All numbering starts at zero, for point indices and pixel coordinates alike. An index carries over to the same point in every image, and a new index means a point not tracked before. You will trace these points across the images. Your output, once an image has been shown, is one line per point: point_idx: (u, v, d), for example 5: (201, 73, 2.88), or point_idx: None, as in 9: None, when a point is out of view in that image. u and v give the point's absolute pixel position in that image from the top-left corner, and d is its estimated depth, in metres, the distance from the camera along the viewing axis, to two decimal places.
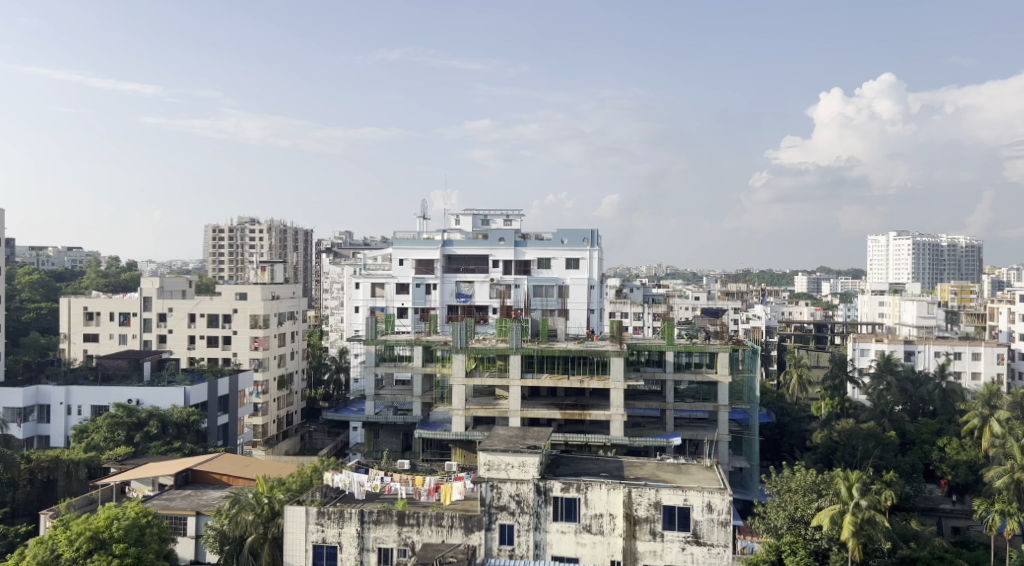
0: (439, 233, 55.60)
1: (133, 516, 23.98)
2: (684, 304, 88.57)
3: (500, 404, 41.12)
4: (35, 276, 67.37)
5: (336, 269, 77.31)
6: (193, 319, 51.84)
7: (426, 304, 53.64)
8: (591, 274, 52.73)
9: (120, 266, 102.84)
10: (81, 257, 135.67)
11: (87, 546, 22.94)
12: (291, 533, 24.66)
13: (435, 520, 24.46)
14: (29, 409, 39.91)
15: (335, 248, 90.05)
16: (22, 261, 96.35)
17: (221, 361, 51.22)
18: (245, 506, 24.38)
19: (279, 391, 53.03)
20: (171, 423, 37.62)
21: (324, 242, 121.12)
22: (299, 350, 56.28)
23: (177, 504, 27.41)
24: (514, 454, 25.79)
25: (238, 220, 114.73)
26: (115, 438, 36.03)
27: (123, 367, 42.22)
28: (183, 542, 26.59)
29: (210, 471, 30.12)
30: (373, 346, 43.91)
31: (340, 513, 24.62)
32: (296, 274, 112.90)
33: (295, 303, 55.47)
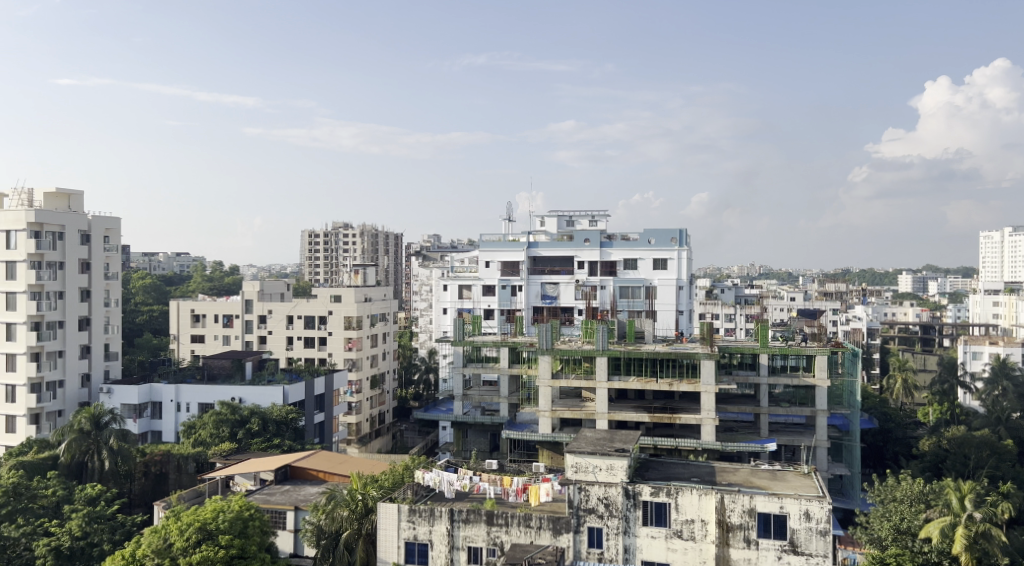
0: (525, 235, 55.94)
1: (237, 509, 25.19)
2: (780, 305, 85.96)
3: (587, 405, 41.05)
4: (148, 280, 71.67)
5: (426, 271, 78.85)
6: (291, 321, 53.93)
7: (512, 305, 54.08)
8: (680, 275, 51.82)
9: (225, 271, 108.36)
10: (190, 262, 143.62)
11: (197, 536, 24.22)
12: (383, 530, 25.33)
13: (523, 521, 24.60)
14: (144, 406, 42.51)
15: (423, 251, 91.87)
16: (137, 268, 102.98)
17: (317, 361, 53.11)
18: (340, 502, 25.34)
19: (371, 390, 54.54)
20: (271, 421, 39.14)
21: (414, 245, 123.81)
22: (390, 350, 57.66)
23: (277, 499, 28.61)
24: (602, 457, 25.67)
25: (332, 225, 118.66)
26: (220, 434, 37.93)
27: (226, 367, 44.40)
28: (284, 536, 27.71)
29: (307, 467, 31.28)
30: (460, 346, 44.56)
31: (430, 512, 25.08)
32: (387, 277, 115.86)
33: (386, 305, 56.90)
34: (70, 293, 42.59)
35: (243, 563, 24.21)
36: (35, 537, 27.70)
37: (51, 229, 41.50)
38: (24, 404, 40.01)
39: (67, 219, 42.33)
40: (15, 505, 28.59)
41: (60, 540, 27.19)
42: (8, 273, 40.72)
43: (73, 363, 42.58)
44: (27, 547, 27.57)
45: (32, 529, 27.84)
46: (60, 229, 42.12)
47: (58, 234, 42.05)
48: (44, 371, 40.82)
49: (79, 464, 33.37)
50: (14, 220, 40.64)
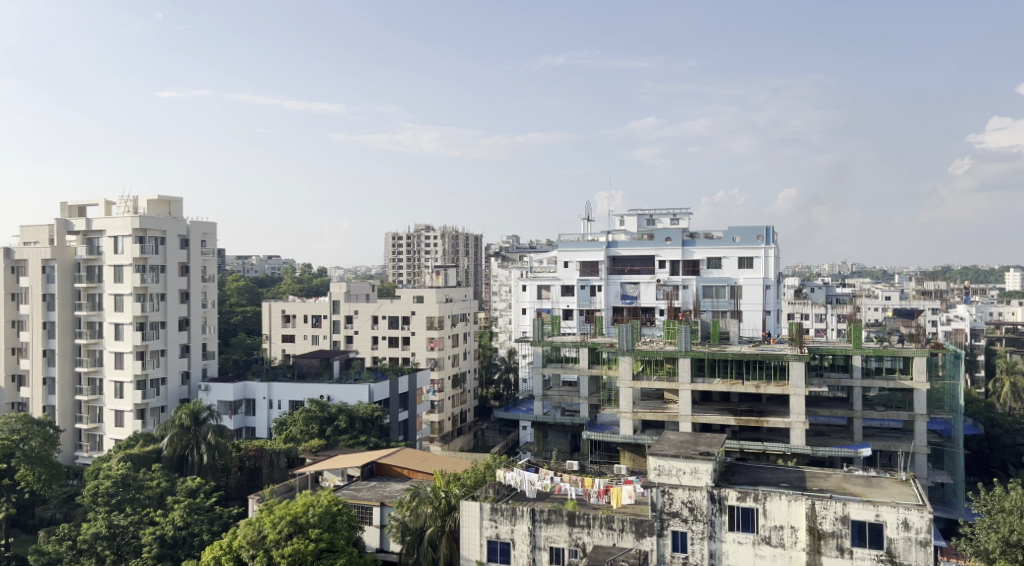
0: (605, 234, 55.54)
1: (326, 504, 26.04)
2: (874, 305, 82.76)
3: (670, 407, 40.13)
4: (241, 283, 74.77)
5: (505, 272, 79.16)
6: (376, 321, 55.24)
7: (591, 306, 53.84)
8: (767, 274, 50.33)
9: (313, 273, 111.91)
10: (281, 265, 149.10)
11: (288, 530, 25.09)
12: (466, 528, 25.63)
13: (605, 523, 24.37)
14: (238, 403, 44.50)
15: (502, 252, 92.50)
16: (230, 271, 107.60)
17: (401, 361, 54.20)
18: (424, 499, 25.88)
19: (453, 389, 55.38)
20: (357, 418, 40.18)
21: (494, 246, 124.93)
22: (471, 350, 58.31)
23: (363, 495, 29.35)
24: (686, 460, 25.17)
25: (414, 227, 120.93)
26: (310, 430, 39.10)
27: (314, 366, 45.86)
28: (370, 531, 28.40)
29: (392, 464, 31.94)
30: (540, 347, 44.69)
31: (512, 511, 25.22)
32: (468, 278, 117.35)
33: (466, 306, 57.58)
34: (171, 295, 44.85)
35: (332, 556, 25.01)
36: (141, 526, 29.34)
37: (154, 234, 43.86)
38: (131, 399, 42.43)
39: (168, 225, 44.62)
40: (123, 495, 30.65)
41: (164, 529, 28.69)
42: (116, 276, 43.30)
43: (174, 361, 44.85)
44: (134, 535, 29.20)
45: (139, 519, 29.52)
46: (162, 234, 44.44)
47: (160, 239, 44.39)
48: (149, 369, 43.18)
49: (180, 457, 35.01)
50: (121, 225, 43.20)
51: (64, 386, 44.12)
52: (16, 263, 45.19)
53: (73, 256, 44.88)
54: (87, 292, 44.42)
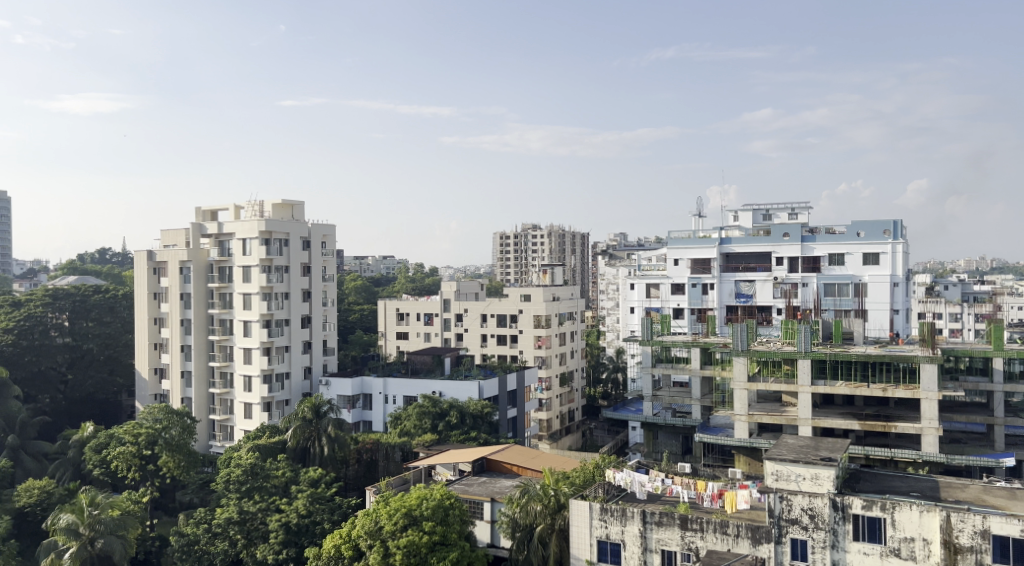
0: (717, 231, 53.94)
1: (438, 497, 26.60)
2: (1015, 304, 76.86)
3: (789, 410, 38.50)
4: (358, 282, 77.79)
5: (612, 270, 78.44)
6: (485, 319, 56.02)
7: (703, 304, 52.49)
8: (894, 270, 47.56)
9: (424, 271, 114.74)
10: (394, 265, 153.98)
11: (403, 521, 25.84)
12: (576, 527, 25.62)
13: (719, 527, 23.76)
14: (356, 398, 46.13)
15: (610, 250, 91.71)
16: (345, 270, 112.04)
17: (509, 358, 54.86)
18: (533, 497, 25.87)
19: (561, 387, 55.46)
20: (468, 414, 40.89)
21: (601, 245, 124.11)
22: (579, 349, 58.18)
23: (475, 490, 29.86)
24: (806, 466, 24.04)
25: (521, 226, 121.87)
26: (423, 425, 39.90)
27: (427, 362, 47.32)
28: (480, 526, 28.81)
29: (502, 461, 32.30)
30: (649, 346, 44.10)
31: (622, 512, 24.95)
32: (575, 276, 117.23)
33: (574, 304, 57.51)
34: (294, 294, 47.10)
35: (444, 549, 25.61)
36: (269, 513, 30.95)
37: (278, 236, 46.22)
38: (259, 393, 44.90)
39: (291, 227, 46.91)
40: (252, 483, 32.27)
41: (289, 517, 30.17)
42: (245, 276, 45.93)
43: (297, 357, 47.09)
44: (262, 521, 30.80)
45: (266, 506, 31.14)
46: (285, 237, 46.73)
47: (284, 241, 46.72)
48: (275, 364, 45.57)
49: (303, 449, 36.68)
50: (249, 229, 45.81)
51: (199, 379, 47.28)
52: (158, 264, 48.91)
53: (206, 258, 47.98)
54: (219, 291, 47.33)
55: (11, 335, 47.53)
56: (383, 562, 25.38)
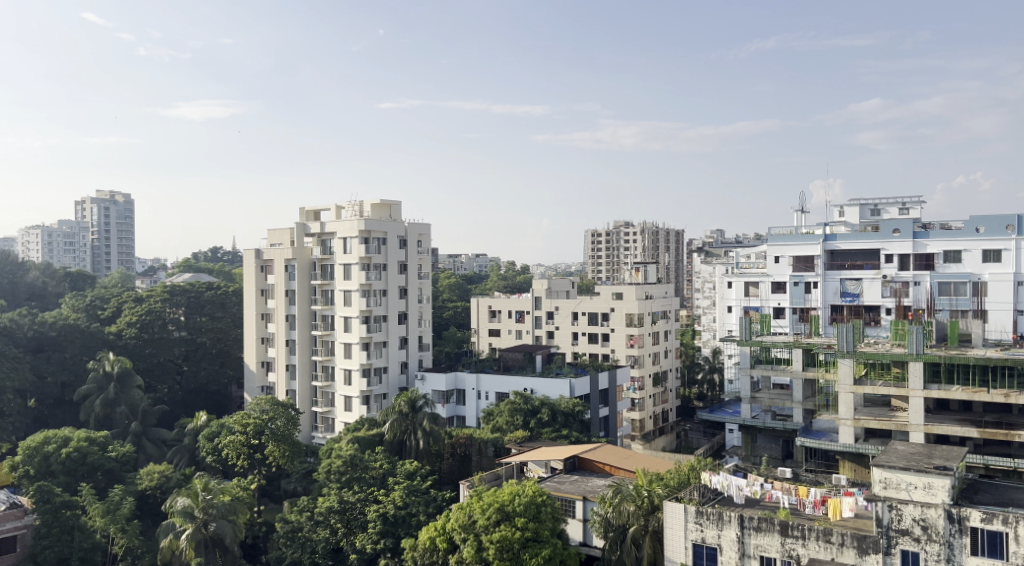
0: (821, 226, 51.70)
1: (530, 494, 26.59)
2: None
3: (899, 415, 36.52)
4: (452, 280, 79.23)
5: (709, 268, 76.51)
6: (577, 317, 55.78)
7: (805, 304, 50.52)
8: (1018, 269, 44.39)
9: (515, 269, 115.45)
10: (487, 263, 155.72)
11: (496, 516, 26.11)
12: (670, 529, 24.98)
13: (822, 535, 22.86)
14: (450, 393, 46.96)
15: (706, 247, 89.56)
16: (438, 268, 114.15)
17: (601, 357, 54.49)
18: (626, 497, 25.65)
19: (655, 387, 54.68)
20: (559, 412, 40.85)
21: (697, 242, 121.44)
22: (673, 348, 57.18)
23: (567, 488, 29.85)
24: (918, 474, 22.55)
25: (614, 224, 120.76)
26: (515, 421, 40.12)
27: (519, 359, 47.46)
28: (573, 524, 28.75)
29: (594, 460, 32.09)
30: (749, 346, 42.60)
31: (719, 515, 24.31)
32: (669, 274, 115.37)
33: (668, 303, 56.47)
34: (392, 291, 48.31)
35: (537, 546, 25.66)
36: (367, 503, 31.92)
37: (376, 235, 47.50)
38: (358, 386, 46.31)
39: (389, 226, 48.13)
40: (353, 473, 33.31)
41: (386, 508, 31.01)
42: (345, 274, 47.48)
43: (394, 353, 48.29)
44: (360, 511, 31.81)
45: (365, 496, 32.13)
46: (383, 236, 47.98)
47: (382, 240, 47.99)
48: (373, 359, 46.90)
49: (399, 442, 37.42)
50: (349, 228, 47.32)
51: (303, 372, 49.29)
52: (265, 262, 51.18)
53: (310, 256, 49.90)
54: (321, 289, 49.02)
55: (134, 328, 51.03)
56: (478, 555, 25.75)
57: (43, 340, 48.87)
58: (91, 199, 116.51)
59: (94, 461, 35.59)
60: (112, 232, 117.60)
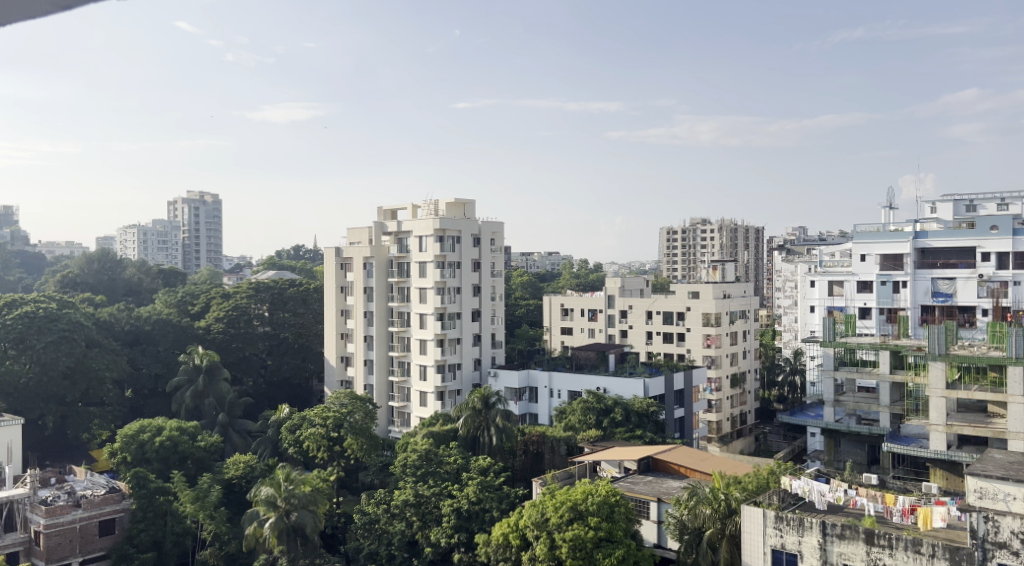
0: (911, 223, 49.46)
1: (603, 494, 26.40)
2: None
3: (995, 422, 34.54)
4: (525, 278, 79.53)
5: (790, 267, 74.20)
6: (651, 317, 55.17)
7: (893, 304, 48.44)
8: None
9: (589, 267, 114.81)
10: (560, 260, 155.49)
11: (569, 515, 26.03)
12: (747, 534, 24.28)
13: (911, 545, 21.75)
14: (523, 390, 47.12)
15: (788, 245, 86.85)
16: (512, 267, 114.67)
17: (676, 357, 53.63)
18: (702, 499, 25.16)
19: (732, 389, 53.47)
20: (633, 412, 40.33)
21: (777, 239, 118.07)
22: (752, 349, 55.79)
23: (641, 489, 29.47)
24: (1017, 485, 21.42)
25: (690, 221, 118.68)
26: (587, 421, 39.87)
27: (592, 358, 47.22)
28: (648, 525, 28.43)
29: (669, 462, 31.57)
30: (831, 348, 41.39)
31: (799, 521, 23.47)
32: (749, 272, 112.53)
33: (747, 303, 55.12)
34: (466, 289, 48.73)
35: (610, 546, 25.41)
36: (442, 497, 32.31)
37: (451, 233, 48.06)
38: (433, 382, 46.93)
39: (463, 225, 48.62)
40: (427, 468, 33.95)
41: (460, 503, 31.31)
42: (421, 272, 48.24)
43: (468, 350, 48.75)
44: (435, 505, 32.18)
45: (440, 491, 32.55)
46: (458, 234, 48.50)
47: (457, 238, 48.53)
48: (447, 355, 47.46)
49: (473, 438, 37.76)
50: (425, 227, 48.01)
51: (380, 367, 50.27)
52: (344, 260, 52.47)
53: (387, 254, 50.94)
54: (398, 286, 49.94)
55: (222, 324, 53.49)
56: (550, 553, 25.69)
57: (139, 333, 51.82)
58: (182, 199, 121.72)
59: (184, 449, 37.23)
60: (201, 231, 122.73)
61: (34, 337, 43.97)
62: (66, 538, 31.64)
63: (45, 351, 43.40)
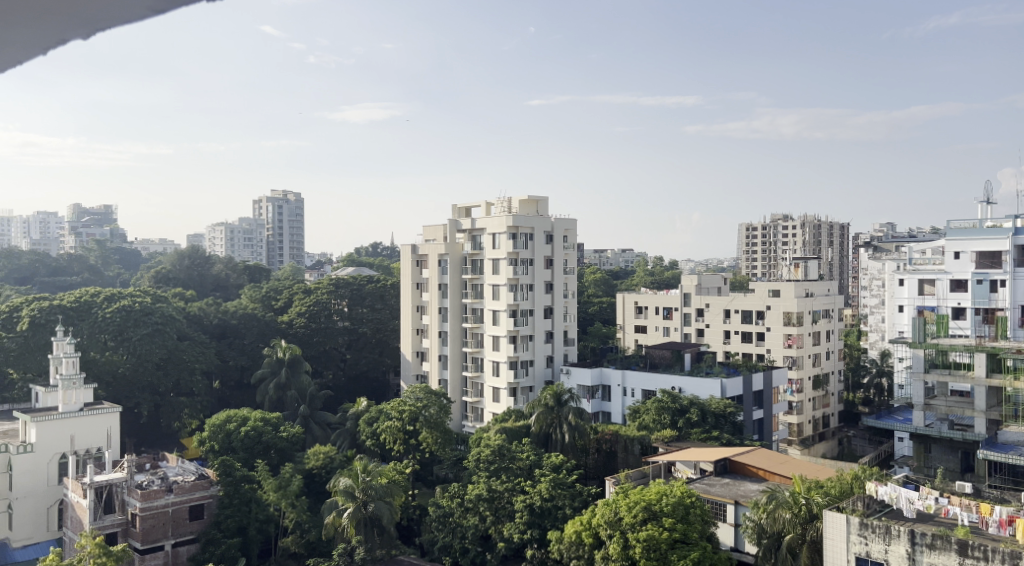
0: (1010, 219, 46.67)
1: (679, 495, 26.10)
2: None
3: None
4: (598, 275, 79.05)
5: (877, 265, 71.36)
6: (729, 315, 53.98)
7: (991, 303, 45.76)
8: None
9: (665, 265, 113.14)
10: (636, 258, 153.94)
11: (643, 515, 25.73)
12: (830, 540, 23.38)
13: (1007, 559, 20.52)
14: (596, 388, 46.77)
15: (874, 242, 83.44)
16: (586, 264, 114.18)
17: (755, 357, 52.31)
18: (782, 504, 24.52)
19: (815, 391, 51.84)
20: (709, 413, 39.58)
21: (864, 236, 113.65)
22: (836, 350, 53.85)
23: (717, 491, 28.89)
24: None
25: (771, 217, 115.51)
26: (662, 420, 39.33)
27: (667, 357, 46.50)
28: (724, 528, 27.85)
29: (747, 464, 30.87)
30: (921, 349, 39.69)
31: (886, 529, 22.51)
32: (832, 270, 108.72)
33: (831, 301, 53.22)
34: (538, 286, 48.69)
35: (685, 548, 24.92)
36: (514, 493, 32.42)
37: (524, 230, 48.18)
38: (506, 378, 47.18)
39: (536, 222, 48.59)
40: (501, 463, 34.16)
41: (533, 499, 31.32)
42: (494, 268, 48.54)
43: (540, 346, 48.67)
44: (508, 501, 32.31)
45: (512, 486, 32.66)
46: (530, 231, 48.55)
47: (529, 235, 48.57)
48: (520, 351, 47.56)
49: (546, 434, 37.74)
50: (499, 224, 48.24)
51: (454, 363, 50.87)
52: (420, 257, 53.23)
53: (461, 251, 51.48)
54: (471, 282, 50.37)
55: (303, 318, 55.24)
56: (624, 553, 25.40)
57: (225, 327, 53.92)
58: (268, 198, 125.93)
59: (268, 439, 38.51)
60: (284, 229, 127.01)
61: (131, 330, 46.24)
62: (159, 521, 33.12)
63: (141, 343, 45.66)
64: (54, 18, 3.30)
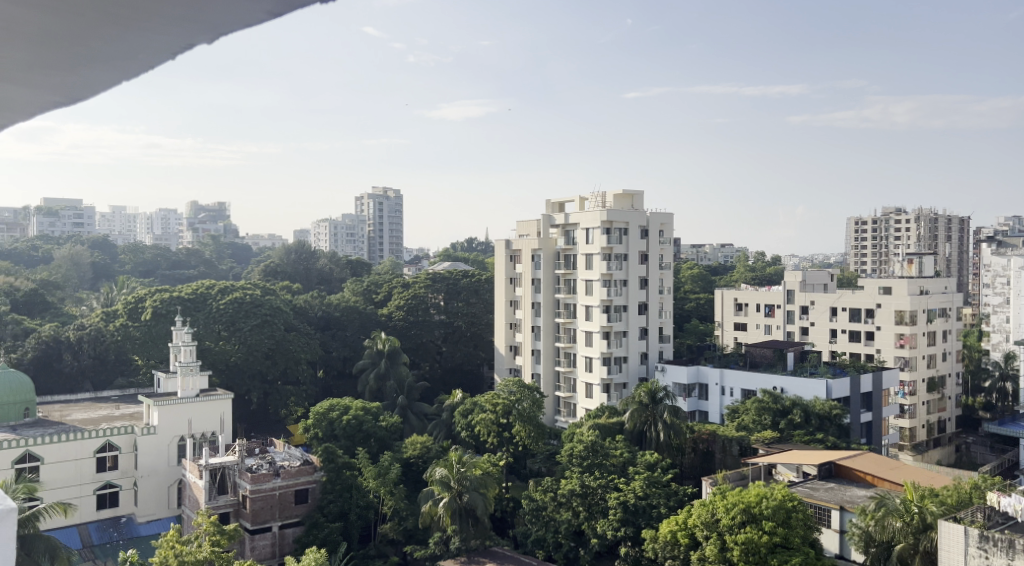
0: None
1: (780, 498, 25.05)
2: None
3: None
4: (695, 271, 77.38)
5: (1001, 261, 66.84)
6: (835, 313, 51.82)
7: None
8: None
9: (767, 260, 109.53)
10: (735, 253, 149.98)
11: (741, 517, 25.02)
12: (945, 549, 21.75)
13: None
14: (692, 387, 45.82)
15: (998, 236, 78.20)
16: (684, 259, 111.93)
17: (864, 358, 49.88)
18: (891, 512, 23.48)
19: (929, 394, 49.04)
20: (814, 414, 38.10)
21: (986, 230, 106.58)
22: (953, 351, 50.76)
23: (822, 495, 27.73)
24: None
25: (882, 211, 110.06)
26: (762, 421, 38.02)
27: (768, 356, 44.85)
28: (829, 534, 26.72)
29: (854, 468, 29.43)
30: None
31: (1009, 543, 20.57)
32: (950, 267, 102.59)
33: (948, 299, 50.18)
34: (633, 282, 48.09)
35: (786, 552, 24.03)
36: (608, 490, 32.14)
37: (619, 225, 47.66)
38: (599, 374, 46.85)
39: (631, 216, 47.92)
40: (593, 459, 33.92)
41: (627, 496, 30.97)
42: (587, 264, 48.29)
43: (635, 343, 47.98)
44: (601, 497, 32.08)
45: (605, 483, 32.37)
46: (626, 226, 47.95)
47: (624, 230, 48.00)
48: (614, 347, 47.13)
49: (640, 432, 37.22)
50: (593, 218, 47.93)
51: (547, 357, 50.94)
52: (514, 252, 53.63)
53: (555, 246, 51.45)
54: (565, 277, 50.23)
55: (402, 312, 56.85)
56: (722, 555, 24.79)
57: (329, 319, 56.13)
58: (370, 194, 129.71)
59: (367, 428, 39.75)
60: (386, 224, 130.51)
61: (242, 321, 48.74)
62: (268, 503, 34.69)
63: (251, 333, 48.03)
64: (184, 23, 3.33)
